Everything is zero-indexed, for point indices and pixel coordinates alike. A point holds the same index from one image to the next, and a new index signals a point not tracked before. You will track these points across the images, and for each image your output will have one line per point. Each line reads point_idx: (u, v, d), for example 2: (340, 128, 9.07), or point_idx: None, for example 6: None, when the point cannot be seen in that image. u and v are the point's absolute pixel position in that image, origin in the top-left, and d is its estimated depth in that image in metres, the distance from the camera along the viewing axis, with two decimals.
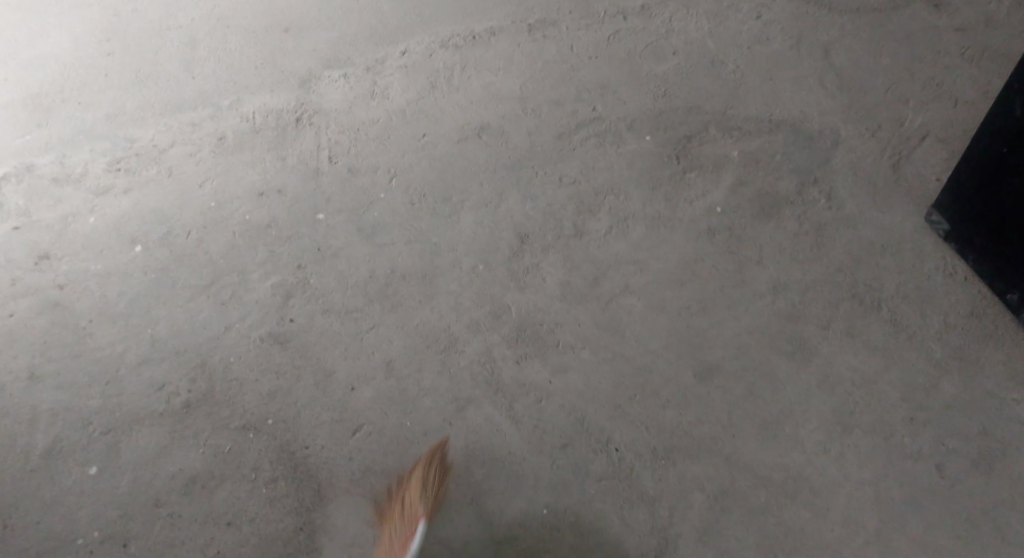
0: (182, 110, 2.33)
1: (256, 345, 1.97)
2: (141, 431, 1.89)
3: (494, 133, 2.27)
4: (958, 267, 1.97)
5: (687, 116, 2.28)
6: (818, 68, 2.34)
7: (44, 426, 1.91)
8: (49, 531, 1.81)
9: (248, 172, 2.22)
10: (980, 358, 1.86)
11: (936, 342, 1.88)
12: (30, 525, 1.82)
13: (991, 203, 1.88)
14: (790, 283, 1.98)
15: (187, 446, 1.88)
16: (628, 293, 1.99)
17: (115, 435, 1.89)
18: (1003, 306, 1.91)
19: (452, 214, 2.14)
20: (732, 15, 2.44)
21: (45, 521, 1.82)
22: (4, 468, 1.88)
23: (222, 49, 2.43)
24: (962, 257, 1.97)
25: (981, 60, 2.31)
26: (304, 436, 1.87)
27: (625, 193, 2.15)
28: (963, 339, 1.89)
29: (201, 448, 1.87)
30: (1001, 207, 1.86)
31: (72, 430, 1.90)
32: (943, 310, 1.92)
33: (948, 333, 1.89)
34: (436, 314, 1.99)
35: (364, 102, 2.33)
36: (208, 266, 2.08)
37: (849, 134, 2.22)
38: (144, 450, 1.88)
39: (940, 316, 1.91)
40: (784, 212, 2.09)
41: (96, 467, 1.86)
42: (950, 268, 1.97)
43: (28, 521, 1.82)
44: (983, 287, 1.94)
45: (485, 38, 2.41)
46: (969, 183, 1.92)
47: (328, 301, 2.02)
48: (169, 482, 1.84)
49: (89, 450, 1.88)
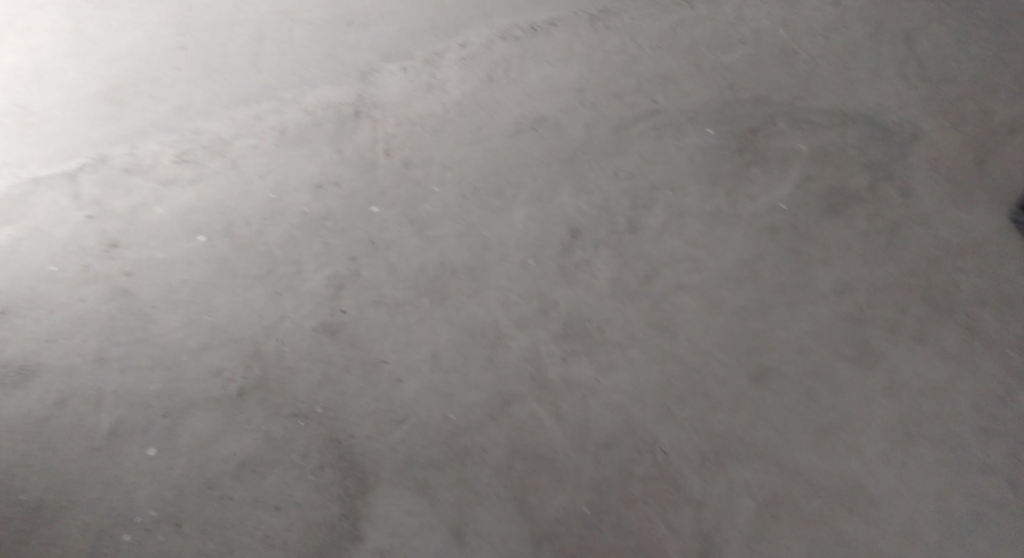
0: (247, 103, 2.39)
1: (309, 334, 2.00)
2: (199, 415, 1.93)
3: (550, 126, 2.24)
4: None
5: (752, 109, 2.21)
6: (897, 62, 2.25)
7: (107, 408, 1.95)
8: (108, 512, 1.84)
9: (307, 165, 2.26)
10: None
11: (1014, 350, 1.78)
12: (93, 503, 1.85)
13: None
14: (855, 284, 1.88)
15: (240, 430, 1.90)
16: (681, 291, 1.93)
17: (174, 417, 1.93)
18: None
19: (504, 208, 2.12)
20: (806, 5, 2.39)
21: (106, 501, 1.85)
22: (70, 448, 1.91)
23: (287, 43, 2.49)
24: None
25: None
26: (351, 424, 1.88)
27: (683, 188, 2.09)
28: None
29: (255, 434, 1.90)
30: None
31: (134, 413, 1.94)
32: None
33: None
34: (484, 308, 1.97)
35: (421, 95, 2.35)
36: (266, 256, 2.12)
37: (929, 128, 2.11)
38: (200, 434, 1.91)
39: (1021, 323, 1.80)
40: (853, 209, 2.00)
41: (154, 448, 1.90)
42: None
43: (91, 500, 1.85)
44: None
45: (546, 29, 2.42)
46: None
47: (379, 293, 2.03)
48: (221, 465, 1.87)
49: (148, 431, 1.92)
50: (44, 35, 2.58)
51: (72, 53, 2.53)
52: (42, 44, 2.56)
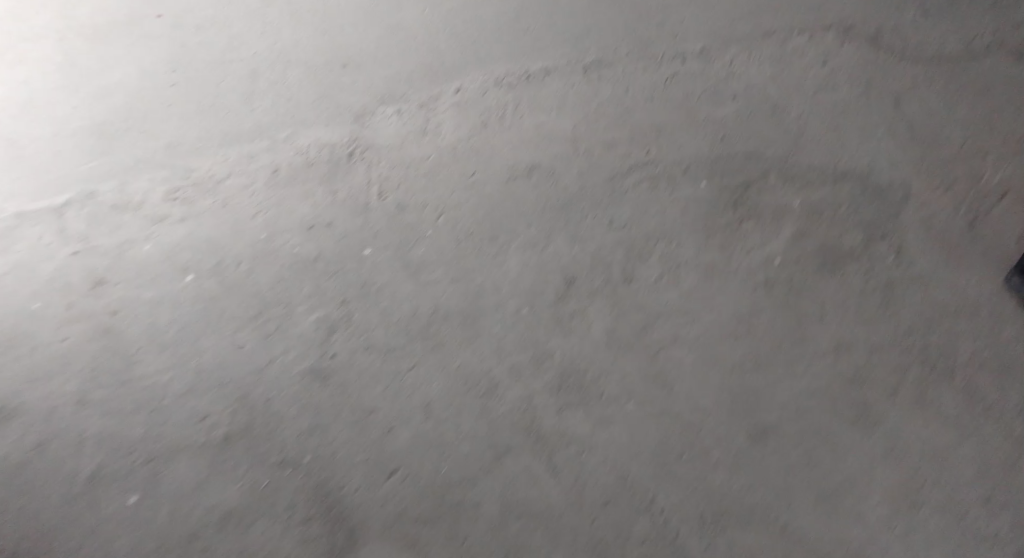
0: (240, 142, 2.39)
1: (297, 380, 1.95)
2: (182, 462, 1.87)
3: (544, 173, 2.24)
4: None
5: (745, 163, 2.21)
6: (887, 120, 2.26)
7: (91, 450, 1.91)
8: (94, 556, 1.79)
9: (299, 207, 2.25)
10: None
11: (1015, 418, 1.76)
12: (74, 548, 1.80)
13: None
14: (853, 343, 1.87)
15: (225, 477, 1.85)
16: (677, 344, 1.91)
17: (158, 464, 1.88)
18: None
19: (498, 254, 2.10)
20: (796, 60, 2.40)
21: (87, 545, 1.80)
22: (51, 490, 1.87)
23: (281, 84, 2.51)
24: None
25: None
26: (340, 475, 1.83)
27: (677, 240, 2.08)
28: None
29: (240, 482, 1.85)
30: None
31: (115, 456, 1.89)
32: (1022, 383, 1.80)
33: None
34: (478, 356, 1.93)
35: (416, 139, 2.35)
36: (255, 296, 2.08)
37: (921, 188, 2.13)
38: (186, 477, 1.86)
39: (1019, 390, 1.79)
40: (848, 267, 2.00)
41: (136, 496, 1.85)
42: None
43: (73, 544, 1.81)
44: None
45: (538, 78, 2.43)
46: None
47: (371, 338, 1.99)
48: (204, 515, 1.82)
49: (131, 477, 1.87)
50: (36, 68, 2.60)
51: (63, 88, 2.55)
52: (32, 76, 2.58)
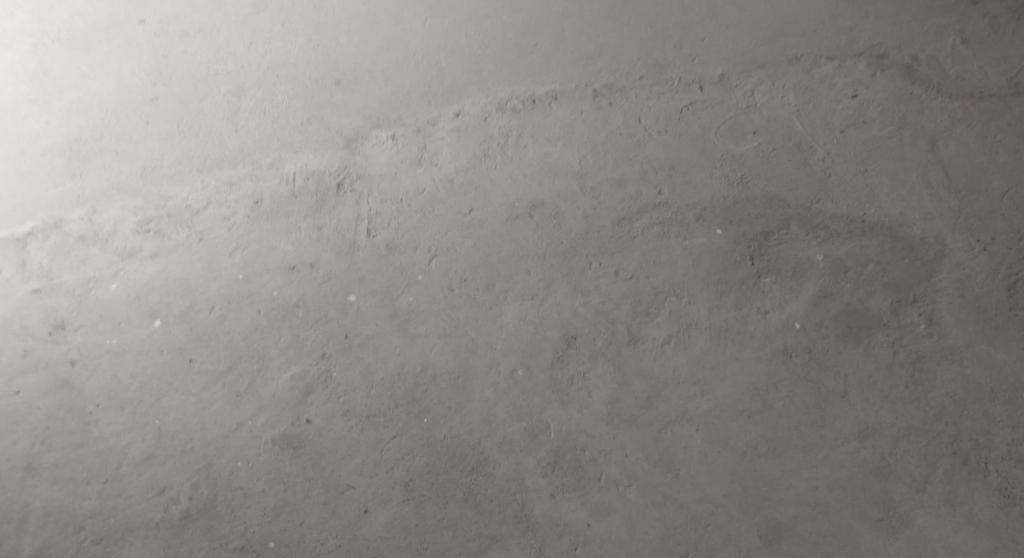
0: (222, 166, 2.23)
1: (266, 448, 1.83)
2: (134, 542, 1.83)
3: (547, 212, 2.06)
4: None
5: (766, 208, 2.03)
6: (923, 162, 2.06)
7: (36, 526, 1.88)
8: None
9: (282, 243, 2.08)
10: None
11: None
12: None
13: None
14: (878, 427, 1.74)
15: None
16: (684, 421, 1.77)
17: (105, 545, 1.84)
18: None
19: (494, 304, 1.93)
20: (826, 91, 2.16)
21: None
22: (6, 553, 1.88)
23: (269, 101, 2.31)
24: None
25: None
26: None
27: (688, 295, 1.90)
28: None
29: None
30: None
31: (62, 535, 1.86)
32: None
33: None
34: (466, 428, 1.80)
35: (410, 168, 2.17)
36: (228, 349, 1.94)
37: (956, 246, 1.93)
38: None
39: None
40: (875, 336, 1.82)
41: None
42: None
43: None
44: None
45: (545, 103, 2.22)
46: None
47: (350, 401, 1.85)
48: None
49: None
50: (6, 77, 2.44)
51: (37, 99, 2.41)
52: (5, 88, 2.43)
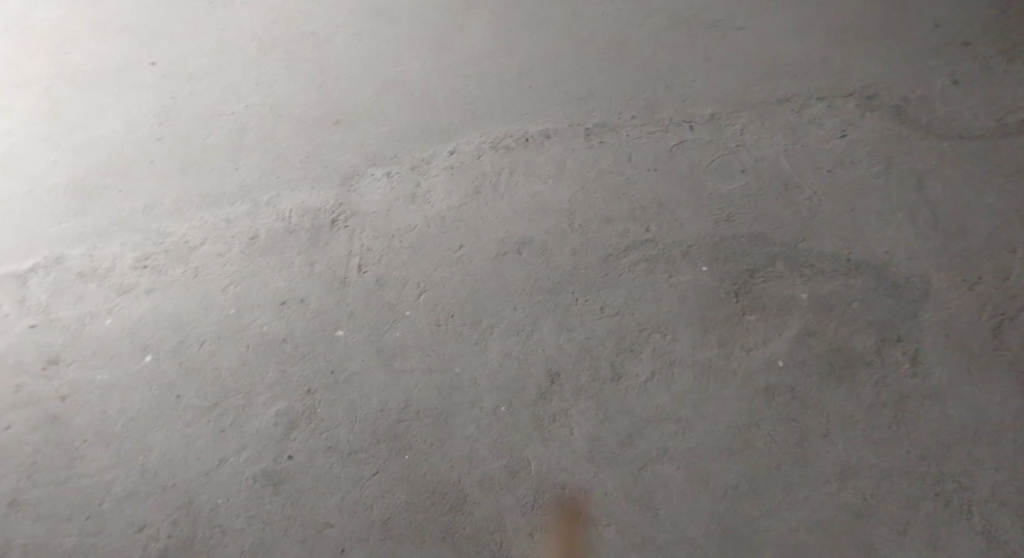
0: (220, 204, 2.25)
1: (247, 485, 1.78)
2: None
3: (536, 249, 2.08)
4: None
5: (751, 246, 2.04)
6: (910, 201, 2.08)
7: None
8: None
9: (274, 279, 2.09)
10: None
11: None
12: None
13: None
14: (859, 467, 1.69)
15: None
16: (666, 459, 1.75)
17: None
18: None
19: (479, 340, 1.94)
20: (815, 130, 2.25)
21: None
22: None
23: (271, 140, 2.37)
24: None
25: None
26: None
27: (673, 332, 1.91)
28: None
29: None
30: None
31: None
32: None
33: None
34: (447, 464, 1.78)
35: (403, 205, 2.20)
36: (215, 385, 1.94)
37: (942, 285, 1.93)
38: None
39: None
40: (859, 375, 1.82)
41: None
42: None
43: None
44: None
45: (538, 141, 2.29)
46: None
47: (332, 437, 1.83)
48: None
49: None
50: (21, 120, 2.52)
51: (46, 141, 2.45)
52: (18, 129, 2.49)
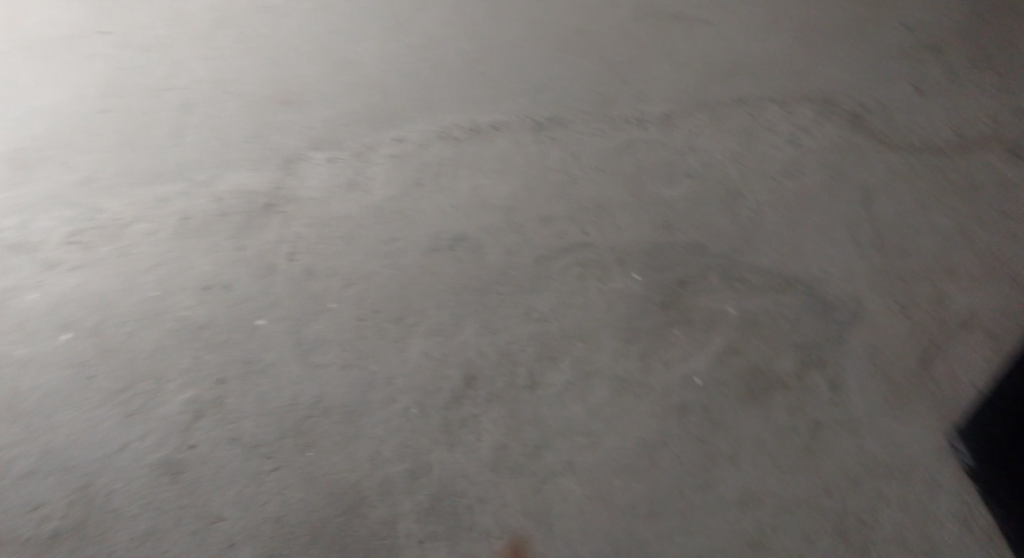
0: (156, 182, 2.22)
1: (146, 472, 1.79)
2: None
3: (470, 246, 2.04)
4: (978, 513, 1.71)
5: (687, 255, 2.02)
6: (856, 218, 2.06)
7: None
8: None
9: (200, 262, 2.07)
10: None
11: None
12: None
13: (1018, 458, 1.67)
14: (761, 496, 1.73)
15: None
16: (569, 472, 1.76)
17: None
18: None
19: (400, 339, 1.92)
20: (770, 134, 2.20)
21: None
22: None
23: (216, 118, 2.33)
24: (987, 504, 1.72)
25: None
26: None
27: (595, 341, 1.90)
28: None
29: None
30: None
31: None
32: None
33: None
34: (349, 465, 1.78)
35: (341, 193, 2.16)
36: (128, 367, 1.93)
37: (877, 308, 1.94)
38: None
39: None
40: (774, 398, 1.84)
41: None
42: (967, 515, 1.71)
43: None
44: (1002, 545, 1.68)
45: (486, 133, 2.23)
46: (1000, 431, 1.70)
47: (238, 429, 1.83)
48: None
49: None
50: None
51: None
52: None
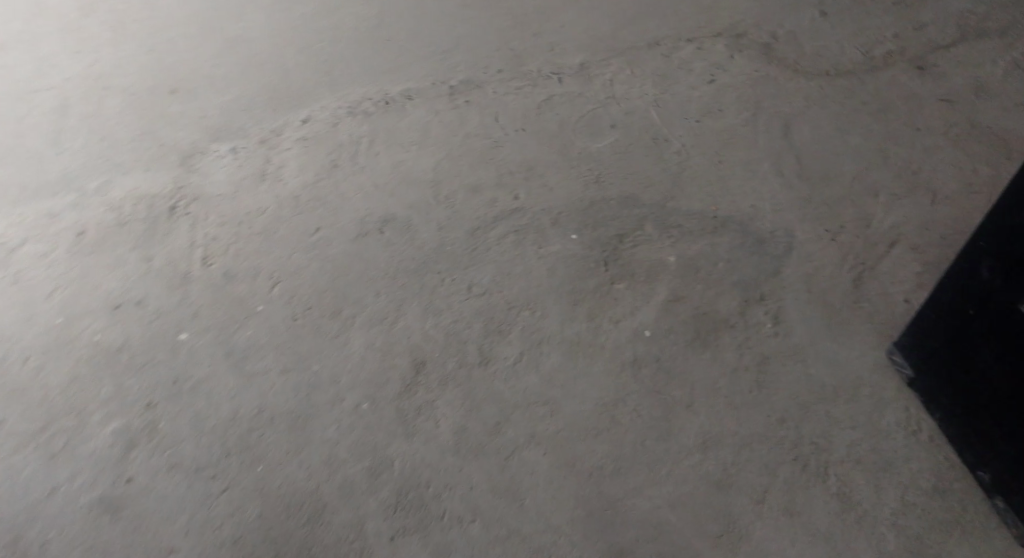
0: (41, 197, 2.12)
1: (82, 515, 1.69)
2: None
3: (399, 226, 1.99)
4: (923, 423, 1.71)
5: (621, 209, 2.00)
6: (777, 150, 2.06)
7: None
8: None
9: (105, 279, 1.97)
10: (941, 544, 1.58)
11: (901, 517, 1.61)
12: None
13: (956, 361, 1.63)
14: (721, 437, 1.72)
15: None
16: (533, 445, 1.72)
17: None
18: (975, 483, 1.64)
19: (341, 332, 1.86)
20: (685, 74, 2.20)
21: None
22: None
23: (96, 117, 2.24)
24: (928, 411, 1.71)
25: (964, 143, 2.03)
26: None
27: (541, 307, 1.87)
28: (921, 523, 1.61)
29: None
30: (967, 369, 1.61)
31: None
32: (899, 484, 1.65)
33: (905, 514, 1.62)
34: (304, 472, 1.71)
35: (253, 184, 2.08)
36: (42, 405, 1.82)
37: (805, 236, 1.94)
38: None
39: (897, 491, 1.64)
40: (722, 338, 1.83)
41: None
42: (913, 424, 1.71)
43: None
44: (951, 451, 1.67)
45: (400, 103, 2.17)
46: (938, 335, 1.67)
47: (178, 454, 1.74)
48: None
49: None
50: None
51: None
52: None
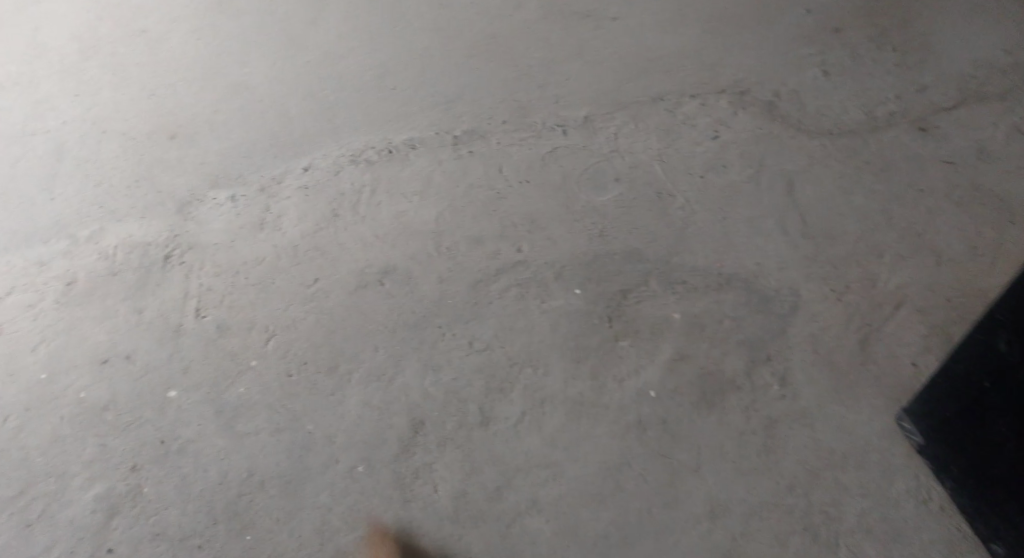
0: (31, 244, 2.06)
1: None
2: None
3: (399, 278, 1.94)
4: (933, 491, 1.67)
5: (624, 264, 1.95)
6: (781, 208, 2.01)
7: None
8: None
9: (94, 332, 1.92)
10: None
11: None
12: None
13: (969, 433, 1.59)
14: (728, 504, 1.67)
15: None
16: (535, 510, 1.67)
17: None
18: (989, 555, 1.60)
19: (337, 390, 1.81)
20: (688, 130, 2.14)
21: None
22: None
23: (92, 163, 2.18)
24: (939, 481, 1.67)
25: (967, 203, 2.00)
26: None
27: (543, 365, 1.82)
28: None
29: None
30: (980, 442, 1.57)
31: None
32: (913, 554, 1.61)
33: None
34: (296, 541, 1.66)
35: (251, 233, 2.03)
36: (21, 467, 1.77)
37: (811, 296, 1.89)
38: None
39: None
40: (728, 400, 1.78)
41: None
42: (923, 492, 1.66)
43: None
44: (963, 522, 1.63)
45: (403, 153, 2.13)
46: (949, 406, 1.62)
47: (161, 521, 1.69)
48: None
49: None
50: None
51: None
52: None
